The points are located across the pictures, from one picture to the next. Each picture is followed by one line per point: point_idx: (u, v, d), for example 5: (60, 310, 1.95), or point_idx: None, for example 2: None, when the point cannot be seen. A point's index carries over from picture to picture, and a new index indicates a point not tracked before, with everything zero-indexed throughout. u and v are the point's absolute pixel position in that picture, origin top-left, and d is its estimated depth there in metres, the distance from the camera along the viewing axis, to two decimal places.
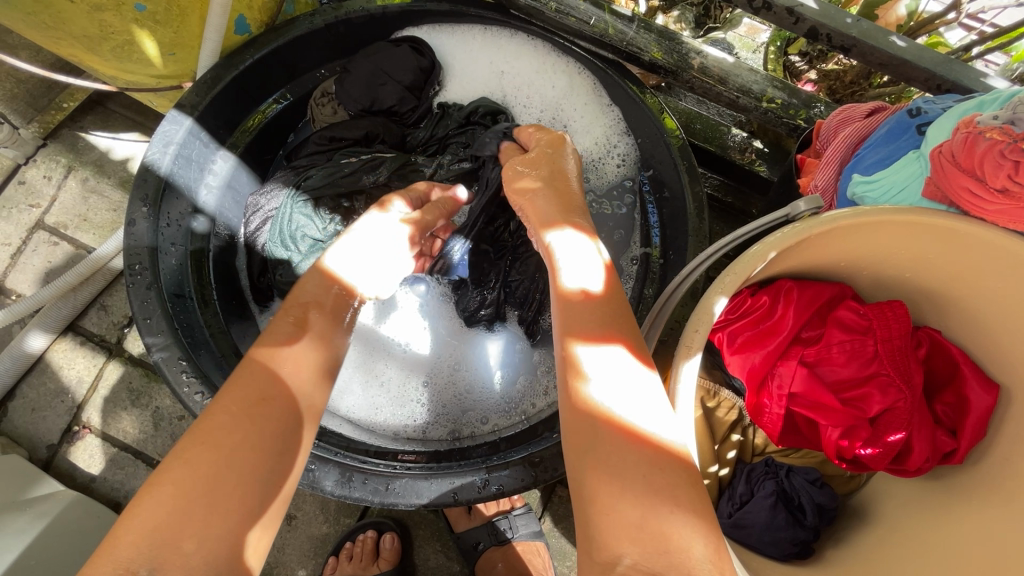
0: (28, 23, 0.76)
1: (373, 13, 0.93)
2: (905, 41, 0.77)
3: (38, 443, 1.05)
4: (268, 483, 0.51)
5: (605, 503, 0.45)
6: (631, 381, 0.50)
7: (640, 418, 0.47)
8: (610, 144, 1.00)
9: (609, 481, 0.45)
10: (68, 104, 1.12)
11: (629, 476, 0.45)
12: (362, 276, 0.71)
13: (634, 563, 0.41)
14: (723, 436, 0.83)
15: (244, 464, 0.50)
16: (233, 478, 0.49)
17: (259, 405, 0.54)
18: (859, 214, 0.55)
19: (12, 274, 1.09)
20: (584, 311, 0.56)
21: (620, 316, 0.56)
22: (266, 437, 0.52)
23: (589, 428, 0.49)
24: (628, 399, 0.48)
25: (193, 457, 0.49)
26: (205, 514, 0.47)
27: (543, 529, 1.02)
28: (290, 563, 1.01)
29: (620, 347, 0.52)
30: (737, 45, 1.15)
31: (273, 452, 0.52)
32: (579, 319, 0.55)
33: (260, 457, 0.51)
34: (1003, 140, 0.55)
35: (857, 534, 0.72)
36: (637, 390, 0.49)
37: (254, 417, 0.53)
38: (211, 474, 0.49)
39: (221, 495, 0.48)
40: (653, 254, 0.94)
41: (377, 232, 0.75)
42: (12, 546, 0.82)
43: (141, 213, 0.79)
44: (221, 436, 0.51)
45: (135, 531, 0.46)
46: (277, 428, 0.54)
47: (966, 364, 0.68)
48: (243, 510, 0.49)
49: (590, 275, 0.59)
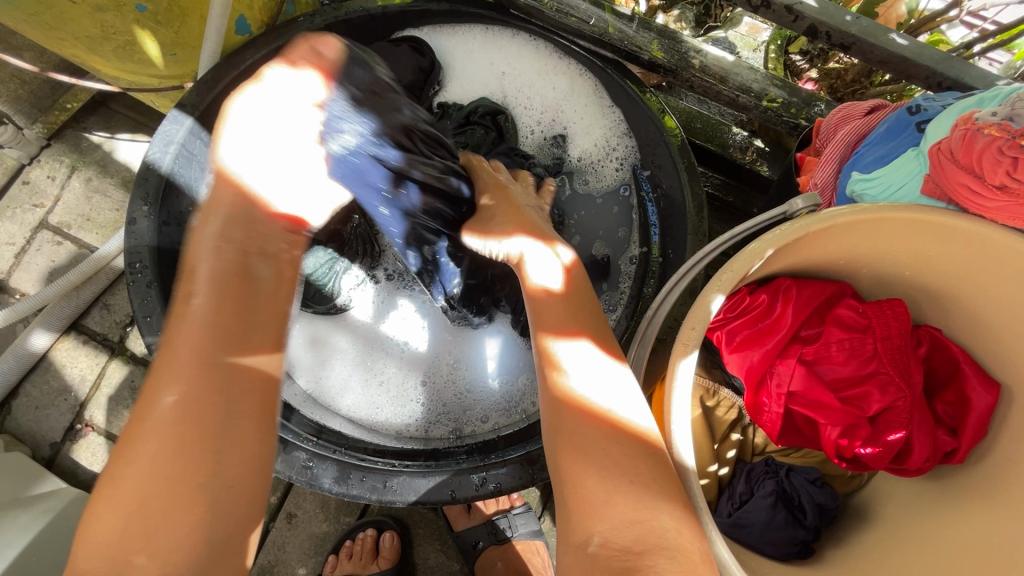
0: (30, 24, 0.77)
1: (373, 13, 0.94)
2: (906, 40, 0.76)
3: (41, 441, 1.06)
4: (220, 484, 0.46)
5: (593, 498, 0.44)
6: (609, 374, 0.50)
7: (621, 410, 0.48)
8: (609, 146, 1.00)
9: (596, 470, 0.45)
10: (73, 105, 1.14)
11: (613, 467, 0.45)
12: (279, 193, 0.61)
13: (604, 541, 0.42)
14: (723, 436, 0.82)
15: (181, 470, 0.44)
16: (168, 491, 0.44)
17: (192, 404, 0.46)
18: (857, 210, 0.54)
19: (16, 273, 1.10)
20: (544, 311, 0.56)
21: (588, 311, 0.57)
22: (197, 436, 0.46)
23: (574, 419, 0.48)
24: (609, 391, 0.49)
25: (121, 472, 0.44)
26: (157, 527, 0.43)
27: (542, 528, 1.02)
28: (291, 561, 1.01)
29: (585, 340, 0.53)
30: (737, 44, 1.13)
31: (212, 452, 0.46)
32: (552, 318, 0.55)
33: (197, 460, 0.45)
34: (1001, 137, 0.55)
35: (858, 534, 0.72)
36: (608, 379, 0.50)
37: (185, 415, 0.46)
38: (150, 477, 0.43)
39: (169, 505, 0.43)
40: (652, 253, 0.93)
41: (272, 110, 0.59)
42: (15, 542, 0.83)
43: (142, 211, 0.79)
44: (147, 445, 0.45)
45: (101, 546, 0.43)
46: (217, 430, 0.47)
47: (967, 364, 0.67)
48: (192, 522, 0.43)
49: (547, 274, 0.59)
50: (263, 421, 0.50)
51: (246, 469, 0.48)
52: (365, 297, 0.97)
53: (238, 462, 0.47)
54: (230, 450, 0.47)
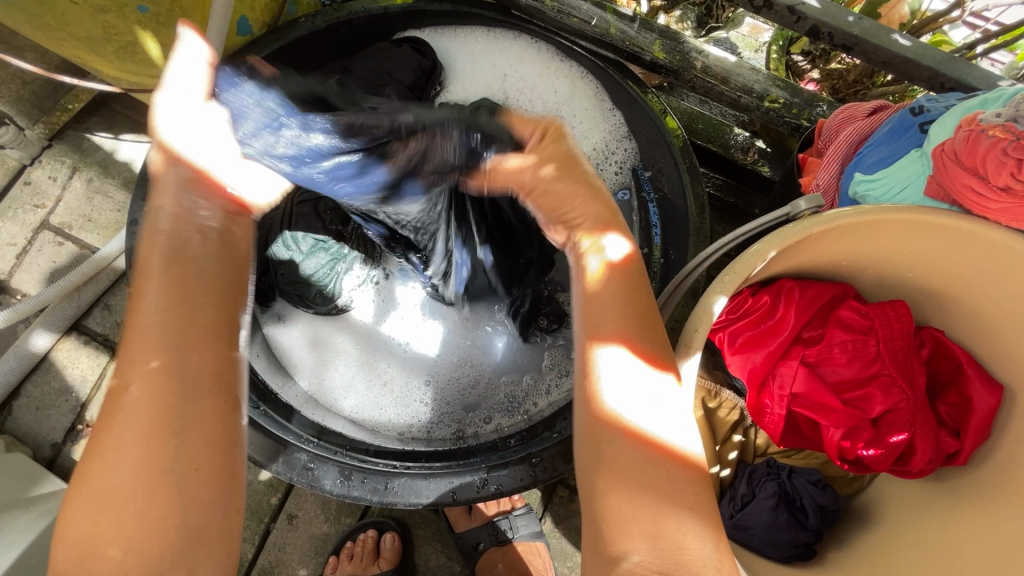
0: (31, 24, 0.77)
1: (375, 14, 0.94)
2: (909, 40, 0.76)
3: (42, 442, 1.06)
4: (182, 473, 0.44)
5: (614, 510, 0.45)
6: (655, 388, 0.48)
7: (663, 430, 0.46)
8: (609, 150, 0.99)
9: (627, 490, 0.44)
10: (74, 105, 1.14)
11: (640, 483, 0.44)
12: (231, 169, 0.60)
13: (642, 561, 0.43)
14: (725, 437, 0.83)
15: (142, 458, 0.43)
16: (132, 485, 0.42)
17: (149, 389, 0.44)
18: (860, 212, 0.54)
19: (17, 273, 1.10)
20: (606, 306, 0.51)
21: (650, 324, 0.51)
22: (151, 421, 0.44)
23: (613, 441, 0.46)
24: (650, 407, 0.47)
25: (90, 466, 0.43)
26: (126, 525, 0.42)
27: (543, 529, 1.02)
28: (292, 562, 1.01)
29: (638, 351, 0.49)
30: (739, 44, 1.14)
31: (174, 438, 0.44)
32: (601, 319, 0.51)
33: (156, 449, 0.43)
34: (1005, 138, 0.55)
35: (860, 536, 0.72)
36: (654, 397, 0.47)
37: (143, 400, 0.44)
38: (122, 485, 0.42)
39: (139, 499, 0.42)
40: (654, 254, 0.92)
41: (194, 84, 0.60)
42: (16, 542, 0.83)
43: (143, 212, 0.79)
44: (112, 438, 0.44)
45: (75, 544, 0.42)
46: (179, 414, 0.44)
47: (970, 365, 0.67)
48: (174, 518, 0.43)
49: (618, 259, 0.54)
50: (225, 406, 0.47)
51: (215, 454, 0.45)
52: (366, 297, 0.97)
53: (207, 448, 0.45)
54: (190, 435, 0.45)
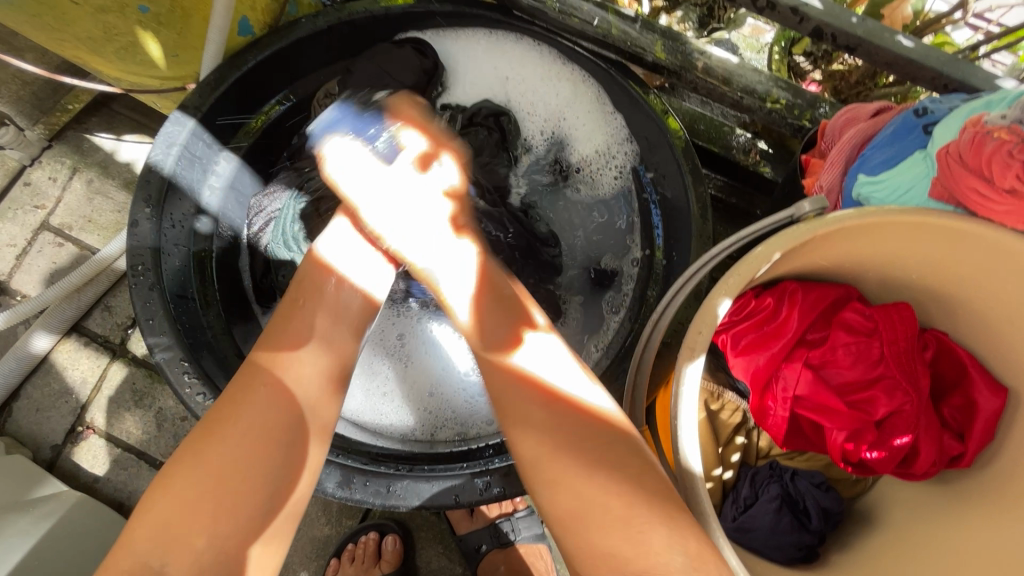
0: (32, 25, 0.77)
1: (375, 14, 0.93)
2: (912, 41, 0.76)
3: (42, 443, 1.06)
4: (279, 479, 0.56)
5: (570, 481, 0.56)
6: (560, 362, 0.64)
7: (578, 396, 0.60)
8: (609, 153, 1.01)
9: (563, 459, 0.57)
10: (73, 106, 1.12)
11: (574, 450, 0.57)
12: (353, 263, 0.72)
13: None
14: (727, 439, 0.82)
15: (256, 456, 0.55)
16: (239, 476, 0.54)
17: (273, 401, 0.59)
18: (865, 215, 0.54)
19: (18, 275, 1.10)
20: (496, 326, 0.67)
21: (558, 316, 0.71)
22: (267, 431, 0.57)
23: (536, 406, 0.60)
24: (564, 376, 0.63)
25: (203, 451, 0.55)
26: (221, 512, 0.52)
27: (545, 532, 1.04)
28: (292, 564, 1.01)
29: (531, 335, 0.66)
30: (741, 44, 1.16)
31: (280, 449, 0.57)
32: (507, 313, 0.68)
33: (265, 453, 0.56)
34: (1010, 140, 0.55)
35: (862, 539, 0.72)
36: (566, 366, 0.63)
37: (265, 410, 0.58)
38: (219, 466, 0.54)
39: (240, 489, 0.54)
40: (657, 256, 0.93)
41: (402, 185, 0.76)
42: (16, 545, 0.82)
43: (144, 213, 0.79)
44: (228, 432, 0.56)
45: (163, 520, 0.51)
46: (293, 432, 0.58)
47: (974, 368, 0.67)
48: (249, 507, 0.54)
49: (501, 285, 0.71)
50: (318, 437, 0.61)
51: (305, 467, 0.59)
52: None
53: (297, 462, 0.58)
54: (296, 449, 0.58)
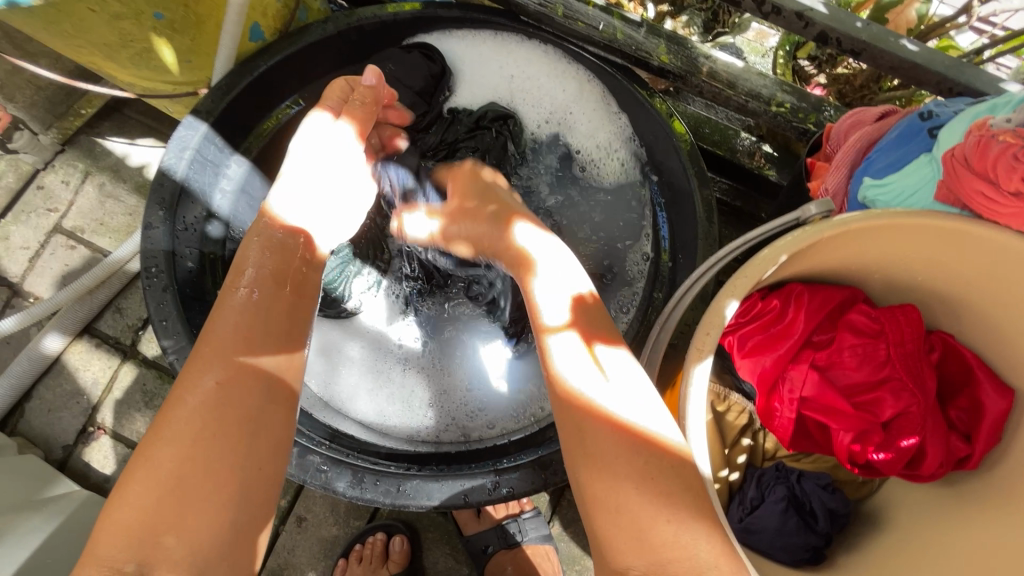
0: (49, 32, 0.78)
1: (383, 19, 0.94)
2: (917, 45, 0.77)
3: (53, 444, 1.07)
4: (247, 469, 0.54)
5: (624, 508, 0.48)
6: (615, 369, 0.55)
7: (619, 408, 0.52)
8: (611, 149, 1.02)
9: (605, 470, 0.50)
10: (86, 111, 1.14)
11: (618, 461, 0.50)
12: (310, 217, 0.70)
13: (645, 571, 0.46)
14: (734, 441, 0.82)
15: (213, 450, 0.53)
16: (204, 472, 0.52)
17: (225, 391, 0.55)
18: (870, 217, 0.55)
19: (30, 277, 1.11)
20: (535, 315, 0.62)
21: (590, 313, 0.61)
22: (219, 423, 0.53)
23: (586, 427, 0.52)
24: (619, 393, 0.53)
25: (155, 453, 0.52)
26: (188, 510, 0.51)
27: (552, 533, 1.02)
28: (301, 564, 1.01)
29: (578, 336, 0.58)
30: (745, 49, 1.12)
31: (244, 438, 0.54)
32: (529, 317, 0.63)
33: (225, 446, 0.53)
34: (1016, 144, 0.55)
35: (869, 540, 0.72)
36: (591, 368, 0.55)
37: (216, 403, 0.54)
38: (176, 471, 0.51)
39: (207, 485, 0.51)
40: (663, 257, 0.94)
41: (318, 146, 0.73)
42: (29, 543, 0.83)
43: (157, 217, 0.80)
44: (179, 429, 0.53)
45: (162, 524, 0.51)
46: (255, 422, 0.55)
47: (980, 369, 0.67)
48: (218, 505, 0.52)
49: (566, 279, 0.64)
50: (278, 415, 0.57)
51: (274, 451, 0.56)
52: (376, 302, 0.98)
53: (263, 452, 0.55)
54: (261, 437, 0.55)
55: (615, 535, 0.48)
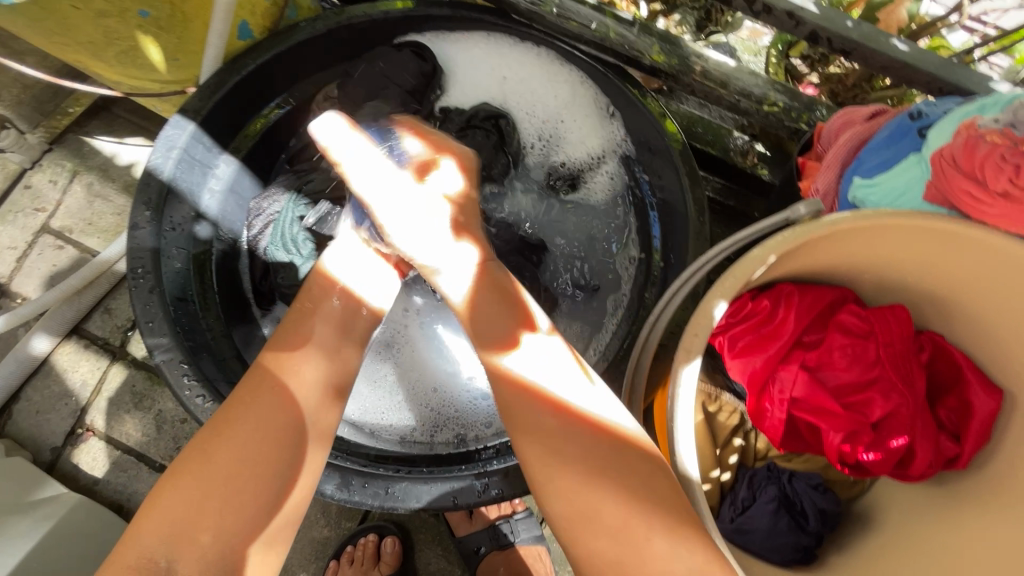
0: (34, 29, 0.77)
1: (375, 18, 0.94)
2: (908, 45, 0.76)
3: (42, 445, 1.06)
4: (284, 479, 0.58)
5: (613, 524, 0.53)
6: (581, 380, 0.61)
7: (594, 410, 0.59)
8: (601, 156, 1.01)
9: (598, 489, 0.55)
10: (74, 110, 1.13)
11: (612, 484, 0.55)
12: (361, 276, 0.74)
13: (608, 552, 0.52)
14: (725, 441, 0.81)
15: (263, 456, 0.57)
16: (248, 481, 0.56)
17: (281, 405, 0.60)
18: (860, 218, 0.54)
19: (18, 277, 1.10)
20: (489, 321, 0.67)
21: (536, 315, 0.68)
22: (274, 433, 0.59)
23: (570, 438, 0.58)
24: (586, 395, 0.60)
25: (211, 451, 0.57)
26: (230, 508, 0.55)
27: (544, 533, 1.03)
28: (292, 566, 1.01)
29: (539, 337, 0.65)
30: (739, 48, 1.17)
31: (289, 451, 0.59)
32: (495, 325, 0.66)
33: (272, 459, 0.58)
34: (1004, 144, 0.56)
35: (859, 539, 0.72)
36: (578, 371, 0.62)
37: (272, 416, 0.59)
38: (227, 469, 0.56)
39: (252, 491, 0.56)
40: (655, 258, 0.92)
41: (367, 207, 0.78)
42: (16, 547, 0.82)
43: (143, 217, 0.79)
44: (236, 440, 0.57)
45: None
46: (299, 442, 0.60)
47: (970, 369, 0.67)
48: (256, 505, 0.56)
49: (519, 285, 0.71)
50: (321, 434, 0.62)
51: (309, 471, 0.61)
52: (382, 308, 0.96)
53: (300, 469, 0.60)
54: (303, 452, 0.60)
55: (586, 531, 0.54)
